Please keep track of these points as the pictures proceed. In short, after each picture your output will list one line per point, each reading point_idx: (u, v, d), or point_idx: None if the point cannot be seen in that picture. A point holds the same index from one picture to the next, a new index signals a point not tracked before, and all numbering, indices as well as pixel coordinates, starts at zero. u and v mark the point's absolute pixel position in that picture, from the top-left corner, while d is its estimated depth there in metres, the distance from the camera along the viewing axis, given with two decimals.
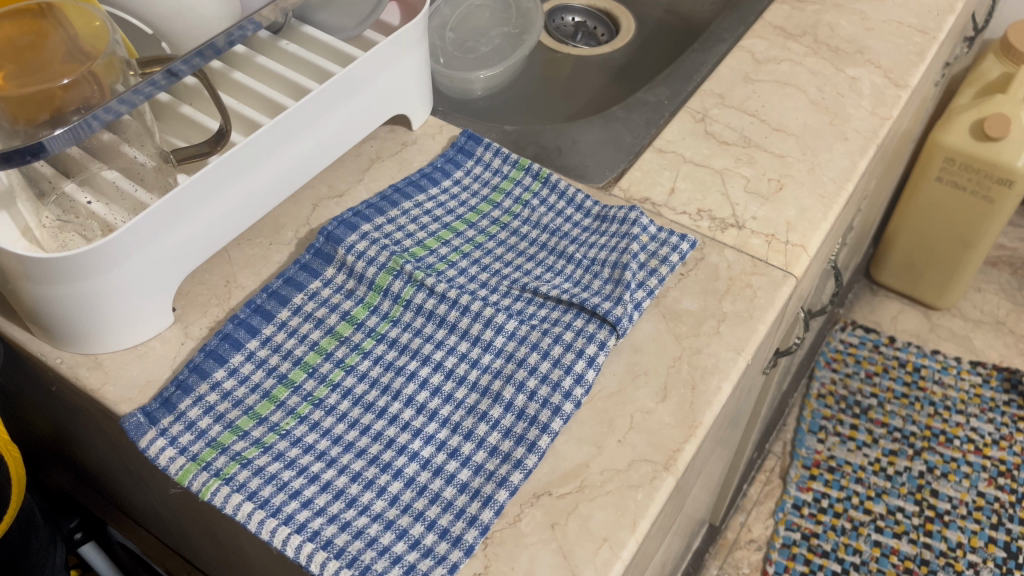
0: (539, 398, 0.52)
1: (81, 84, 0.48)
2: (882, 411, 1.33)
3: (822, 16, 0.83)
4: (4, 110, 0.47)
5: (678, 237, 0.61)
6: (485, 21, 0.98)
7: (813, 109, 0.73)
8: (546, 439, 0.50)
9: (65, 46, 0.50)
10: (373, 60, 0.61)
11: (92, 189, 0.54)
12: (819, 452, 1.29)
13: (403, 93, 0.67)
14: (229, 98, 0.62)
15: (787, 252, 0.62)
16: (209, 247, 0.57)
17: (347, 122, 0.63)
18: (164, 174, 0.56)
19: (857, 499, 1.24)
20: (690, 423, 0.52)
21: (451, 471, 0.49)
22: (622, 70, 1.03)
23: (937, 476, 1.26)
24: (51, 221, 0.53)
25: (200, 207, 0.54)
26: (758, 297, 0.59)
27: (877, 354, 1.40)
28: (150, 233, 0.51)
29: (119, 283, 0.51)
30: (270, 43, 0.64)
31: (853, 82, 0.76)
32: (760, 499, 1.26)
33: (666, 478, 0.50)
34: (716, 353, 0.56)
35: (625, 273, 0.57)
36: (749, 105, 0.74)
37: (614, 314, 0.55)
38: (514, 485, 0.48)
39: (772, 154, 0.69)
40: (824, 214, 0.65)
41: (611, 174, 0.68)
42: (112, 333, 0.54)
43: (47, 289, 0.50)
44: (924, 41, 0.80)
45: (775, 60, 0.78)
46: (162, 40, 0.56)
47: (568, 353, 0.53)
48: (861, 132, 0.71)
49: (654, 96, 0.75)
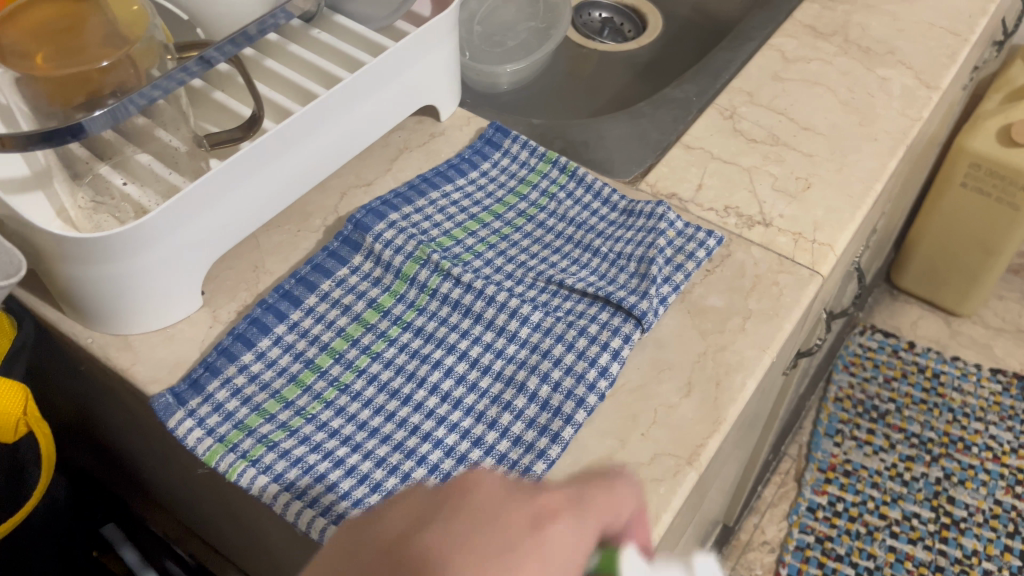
0: (564, 389, 0.52)
1: (119, 68, 0.49)
2: (899, 416, 1.32)
3: (852, 16, 0.83)
4: (43, 90, 0.48)
5: (705, 234, 0.61)
6: (512, 15, 0.98)
7: (842, 109, 0.73)
8: (569, 430, 0.50)
9: (104, 29, 0.50)
10: (404, 49, 0.61)
11: (125, 171, 0.55)
12: (835, 456, 1.29)
13: (432, 84, 0.67)
14: (261, 85, 0.62)
15: (814, 251, 0.62)
16: (238, 232, 0.57)
17: (376, 111, 0.63)
18: (196, 158, 0.57)
19: (873, 503, 1.24)
20: (713, 419, 0.52)
21: (475, 459, 0.49)
22: (648, 67, 1.03)
23: (954, 483, 1.25)
24: (86, 203, 0.53)
25: (230, 191, 0.55)
26: (784, 295, 0.59)
27: (896, 359, 1.39)
28: (182, 216, 0.52)
29: (149, 265, 0.52)
30: (301, 32, 0.65)
31: (883, 82, 0.75)
32: (775, 501, 1.26)
33: (688, 473, 0.50)
34: (741, 350, 0.55)
35: (652, 267, 0.58)
36: (778, 103, 0.73)
37: (640, 308, 0.55)
38: (538, 475, 0.48)
39: (800, 153, 0.69)
40: (852, 214, 0.64)
41: (638, 169, 0.68)
42: (141, 315, 0.55)
43: (78, 269, 0.50)
44: (955, 43, 0.80)
45: (804, 59, 0.78)
46: (197, 27, 0.57)
47: (593, 345, 0.54)
48: (890, 133, 0.71)
49: (682, 92, 0.75)
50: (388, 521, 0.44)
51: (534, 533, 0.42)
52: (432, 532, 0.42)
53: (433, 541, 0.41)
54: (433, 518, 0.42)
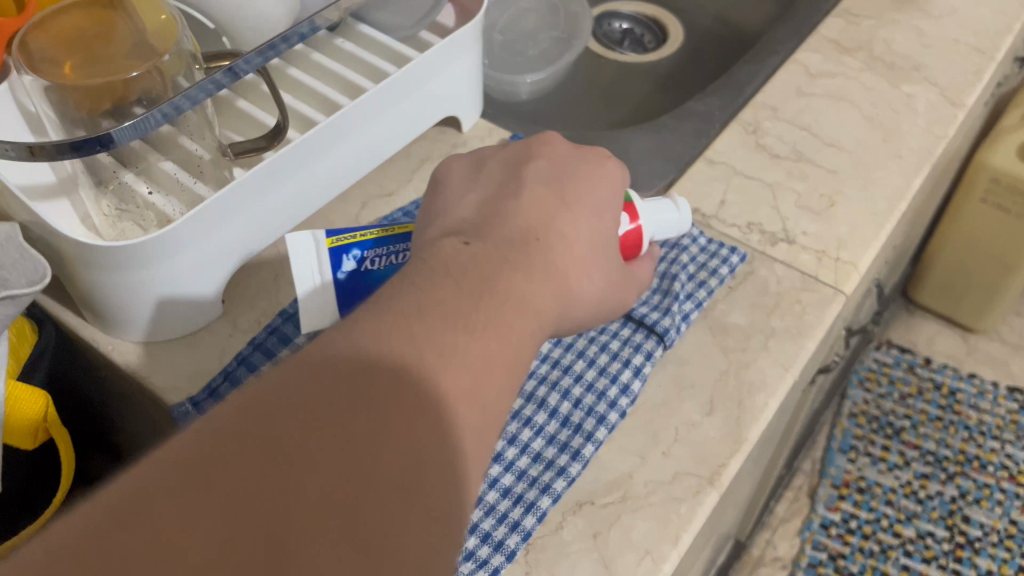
0: (584, 407, 0.52)
1: (146, 78, 0.49)
2: (914, 433, 1.31)
3: (877, 31, 0.82)
4: (70, 99, 0.48)
5: (728, 251, 0.61)
6: (532, 24, 0.98)
7: (867, 125, 0.72)
8: (590, 448, 0.50)
9: (133, 39, 0.50)
10: (429, 61, 0.61)
11: (149, 179, 0.55)
12: (849, 472, 1.28)
13: (456, 96, 0.67)
14: (286, 94, 0.62)
15: (838, 269, 0.61)
16: (259, 241, 0.58)
17: (400, 122, 0.63)
18: (221, 167, 0.57)
19: (886, 521, 1.22)
20: (735, 438, 0.52)
21: (495, 475, 0.49)
22: (670, 77, 1.02)
23: (969, 502, 1.23)
24: (111, 211, 0.54)
25: (255, 200, 0.55)
26: (807, 314, 0.58)
27: (912, 376, 1.38)
28: (207, 226, 0.52)
29: (172, 273, 0.52)
30: (325, 40, 0.65)
31: (908, 99, 0.75)
32: (788, 516, 1.25)
33: (710, 493, 0.49)
34: (764, 369, 0.55)
35: (674, 284, 0.58)
36: (801, 118, 0.73)
37: (663, 325, 0.55)
38: (557, 493, 0.48)
39: (824, 169, 0.69)
40: (876, 232, 0.64)
41: (660, 183, 0.68)
42: (161, 322, 0.55)
43: (101, 276, 0.50)
44: (982, 60, 0.79)
45: (829, 74, 0.77)
46: (223, 35, 0.57)
47: (615, 362, 0.54)
48: (916, 150, 0.70)
49: (705, 106, 0.75)
50: (458, 184, 0.51)
51: (561, 210, 0.48)
52: (510, 196, 0.48)
53: (519, 201, 0.48)
54: (517, 182, 0.49)
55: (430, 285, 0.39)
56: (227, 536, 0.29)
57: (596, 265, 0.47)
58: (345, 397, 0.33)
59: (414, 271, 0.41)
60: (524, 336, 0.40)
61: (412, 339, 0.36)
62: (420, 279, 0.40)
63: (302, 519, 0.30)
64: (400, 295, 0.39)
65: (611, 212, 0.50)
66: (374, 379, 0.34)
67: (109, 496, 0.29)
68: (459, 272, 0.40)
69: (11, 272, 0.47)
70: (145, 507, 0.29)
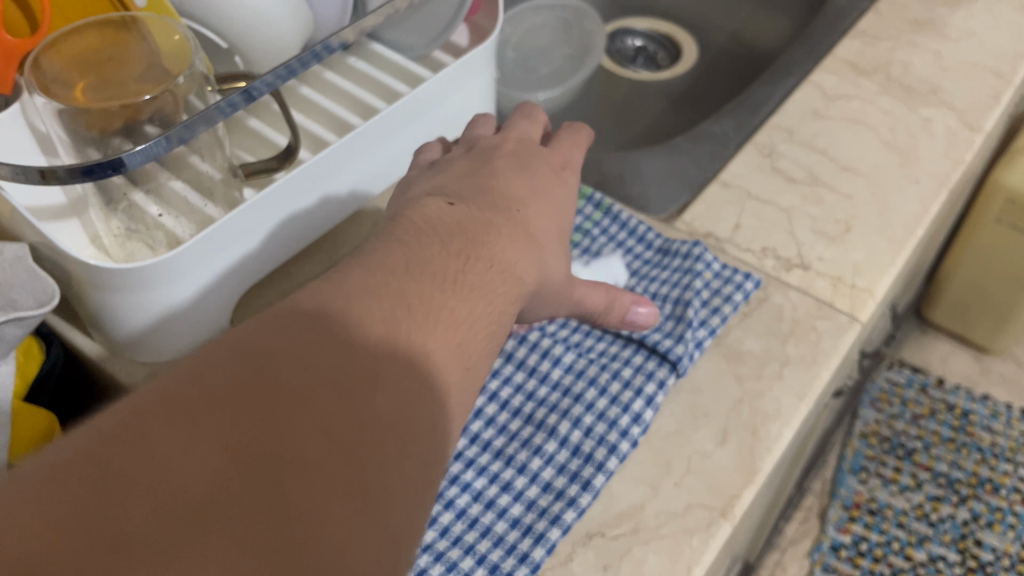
0: (595, 435, 0.51)
1: (162, 100, 0.49)
2: (926, 454, 1.26)
3: (895, 53, 0.81)
4: (82, 120, 0.48)
5: (743, 275, 0.60)
6: (545, 40, 0.98)
7: (884, 149, 0.72)
8: (600, 478, 0.49)
9: (148, 62, 0.51)
10: (442, 82, 0.61)
11: (160, 199, 0.55)
12: (859, 493, 1.23)
13: (469, 116, 0.67)
14: (298, 113, 0.62)
15: (854, 296, 0.60)
16: (271, 264, 0.57)
17: (414, 143, 0.63)
18: (232, 188, 0.57)
19: (897, 544, 1.17)
20: (749, 469, 0.51)
21: (503, 505, 0.49)
22: (684, 96, 1.01)
23: (981, 526, 1.18)
24: (119, 230, 0.53)
25: (267, 222, 0.55)
26: (822, 341, 0.57)
27: (925, 397, 1.33)
28: (215, 248, 0.52)
29: (183, 295, 0.52)
30: (338, 60, 0.65)
31: (926, 123, 0.74)
32: (797, 537, 1.21)
33: (723, 525, 0.48)
34: (778, 398, 0.54)
35: (687, 310, 0.57)
36: (817, 141, 0.72)
37: (675, 353, 0.54)
38: (567, 524, 0.48)
39: (841, 193, 0.68)
40: (893, 258, 0.63)
41: (673, 207, 0.67)
42: (172, 344, 0.54)
43: (110, 298, 0.50)
44: (1000, 83, 0.78)
45: (845, 97, 0.77)
46: (236, 55, 0.57)
47: (626, 391, 0.53)
48: (933, 175, 0.70)
49: (720, 128, 0.74)
50: (431, 170, 0.52)
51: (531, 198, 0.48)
52: (485, 176, 0.49)
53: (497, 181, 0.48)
54: (489, 169, 0.50)
55: (415, 244, 0.41)
56: (223, 463, 0.29)
57: (563, 247, 0.48)
58: (339, 337, 0.34)
59: (398, 229, 0.42)
60: (502, 308, 0.41)
61: (393, 301, 0.37)
62: (401, 246, 0.41)
63: (295, 453, 0.30)
64: (381, 258, 0.39)
65: (572, 204, 0.51)
66: (365, 331, 0.35)
67: (103, 425, 0.29)
68: (440, 235, 0.42)
69: (19, 292, 0.47)
70: (147, 429, 0.29)
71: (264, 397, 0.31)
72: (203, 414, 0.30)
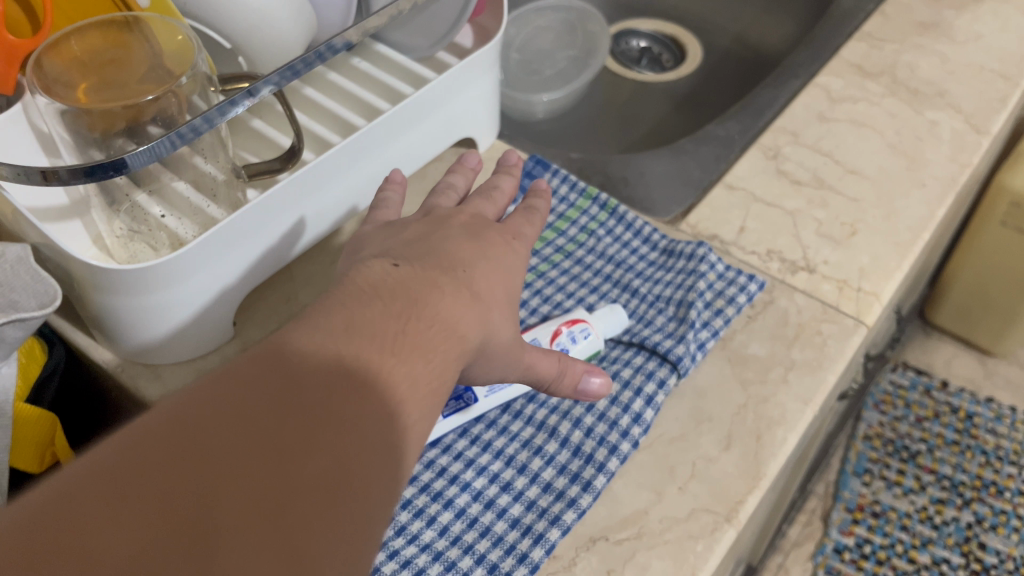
0: (596, 436, 0.51)
1: (164, 100, 0.49)
2: (930, 457, 1.26)
3: (901, 56, 0.81)
4: (85, 121, 0.48)
5: (746, 277, 0.60)
6: (550, 43, 0.98)
7: (890, 152, 0.71)
8: (601, 479, 0.49)
9: (149, 63, 0.50)
10: (445, 83, 0.61)
11: (163, 201, 0.54)
12: (863, 496, 1.23)
13: (472, 117, 0.67)
14: (300, 114, 0.62)
15: (859, 300, 0.60)
16: (273, 266, 0.57)
17: (416, 144, 0.63)
18: (234, 188, 0.56)
19: (901, 546, 1.17)
20: (754, 474, 0.50)
21: (503, 505, 0.48)
22: (688, 98, 1.01)
23: (985, 529, 1.17)
24: (122, 232, 0.53)
25: (270, 224, 0.54)
26: (828, 345, 0.57)
27: (929, 399, 1.32)
28: (217, 249, 0.51)
29: (183, 296, 0.51)
30: (342, 61, 0.65)
31: (932, 126, 0.74)
32: (800, 540, 1.20)
33: (727, 530, 0.48)
34: (783, 403, 0.54)
35: (691, 311, 0.57)
36: (823, 144, 0.72)
37: (675, 353, 0.54)
38: (567, 525, 0.47)
39: (847, 197, 0.68)
40: (899, 263, 0.63)
41: (678, 209, 0.67)
42: (173, 345, 0.54)
43: (111, 299, 0.50)
44: (1007, 87, 0.78)
45: (851, 99, 0.76)
46: (239, 56, 0.57)
47: (626, 391, 0.53)
48: (939, 178, 0.69)
49: (725, 130, 0.74)
50: (380, 233, 0.49)
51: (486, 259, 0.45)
52: (437, 240, 0.46)
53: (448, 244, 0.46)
54: (440, 233, 0.47)
55: (352, 311, 0.37)
56: (146, 544, 0.27)
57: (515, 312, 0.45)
58: (273, 406, 0.32)
59: (340, 290, 0.39)
60: (449, 369, 0.39)
61: (342, 358, 0.35)
62: (348, 301, 0.38)
63: (224, 530, 0.28)
64: (327, 314, 0.37)
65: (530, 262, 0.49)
66: (308, 390, 0.33)
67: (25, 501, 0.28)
68: (378, 299, 0.39)
69: (20, 293, 0.46)
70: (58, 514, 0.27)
71: (196, 465, 0.30)
72: (121, 498, 0.28)
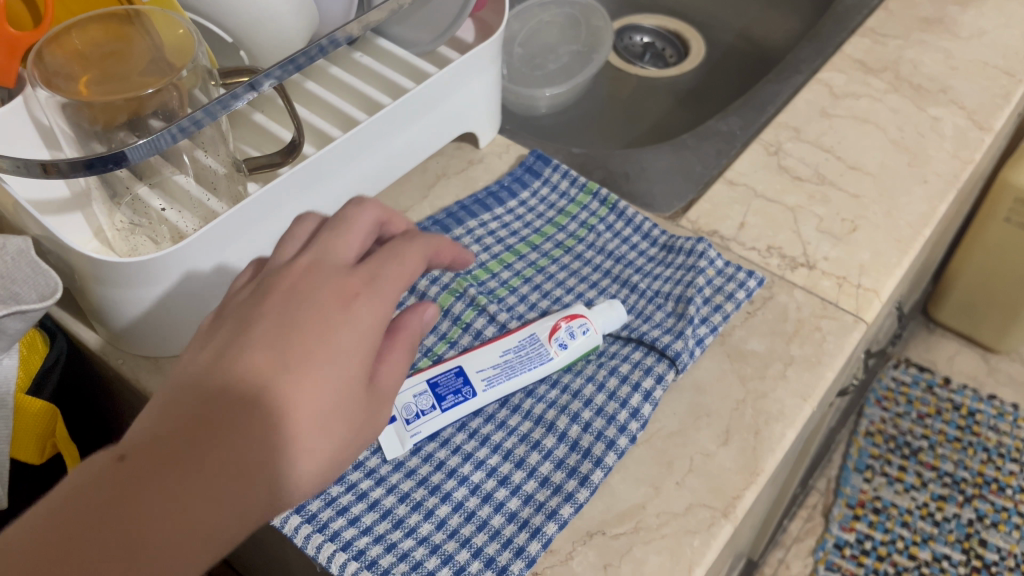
0: (594, 430, 0.51)
1: (164, 93, 0.49)
2: (932, 453, 1.25)
3: (904, 52, 0.81)
4: (86, 114, 0.48)
5: (746, 273, 0.60)
6: (553, 38, 0.97)
7: (892, 148, 0.71)
8: (599, 474, 0.49)
9: (150, 56, 0.50)
10: (446, 78, 0.61)
11: (164, 193, 0.55)
12: (864, 492, 1.23)
13: (473, 112, 0.67)
14: (302, 108, 0.62)
15: (859, 296, 0.60)
16: (272, 260, 0.57)
17: (416, 140, 0.63)
18: (235, 182, 0.56)
19: (902, 543, 1.17)
20: (751, 470, 0.51)
21: (501, 499, 0.48)
22: (691, 93, 1.01)
23: (986, 525, 1.17)
24: (123, 225, 0.54)
25: (269, 218, 0.54)
26: (827, 342, 0.57)
27: (931, 396, 1.32)
28: (215, 241, 0.51)
29: (182, 290, 0.52)
30: (344, 55, 0.65)
31: (934, 122, 0.74)
32: (801, 535, 1.21)
33: (724, 525, 0.48)
34: (782, 399, 0.54)
35: (689, 307, 0.57)
36: (825, 140, 0.72)
37: (674, 349, 0.54)
38: (564, 519, 0.47)
39: (848, 193, 0.68)
40: (899, 259, 0.63)
41: (679, 205, 0.67)
42: (172, 337, 0.54)
43: (111, 292, 0.50)
44: (1010, 83, 0.77)
45: (853, 95, 0.76)
46: (240, 49, 0.57)
47: (624, 386, 0.53)
48: (941, 175, 0.69)
49: (727, 126, 0.74)
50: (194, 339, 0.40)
51: (286, 373, 0.37)
52: (241, 324, 0.39)
53: (251, 350, 0.37)
54: (246, 320, 0.39)
55: (203, 395, 0.36)
56: None
57: (331, 431, 0.37)
58: (100, 499, 0.33)
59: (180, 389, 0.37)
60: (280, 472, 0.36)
61: (169, 453, 0.34)
62: (210, 383, 0.37)
63: None
64: (185, 400, 0.36)
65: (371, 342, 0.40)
66: (122, 483, 0.33)
67: None
68: (215, 399, 0.36)
69: (22, 284, 0.47)
70: None
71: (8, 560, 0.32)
72: None
